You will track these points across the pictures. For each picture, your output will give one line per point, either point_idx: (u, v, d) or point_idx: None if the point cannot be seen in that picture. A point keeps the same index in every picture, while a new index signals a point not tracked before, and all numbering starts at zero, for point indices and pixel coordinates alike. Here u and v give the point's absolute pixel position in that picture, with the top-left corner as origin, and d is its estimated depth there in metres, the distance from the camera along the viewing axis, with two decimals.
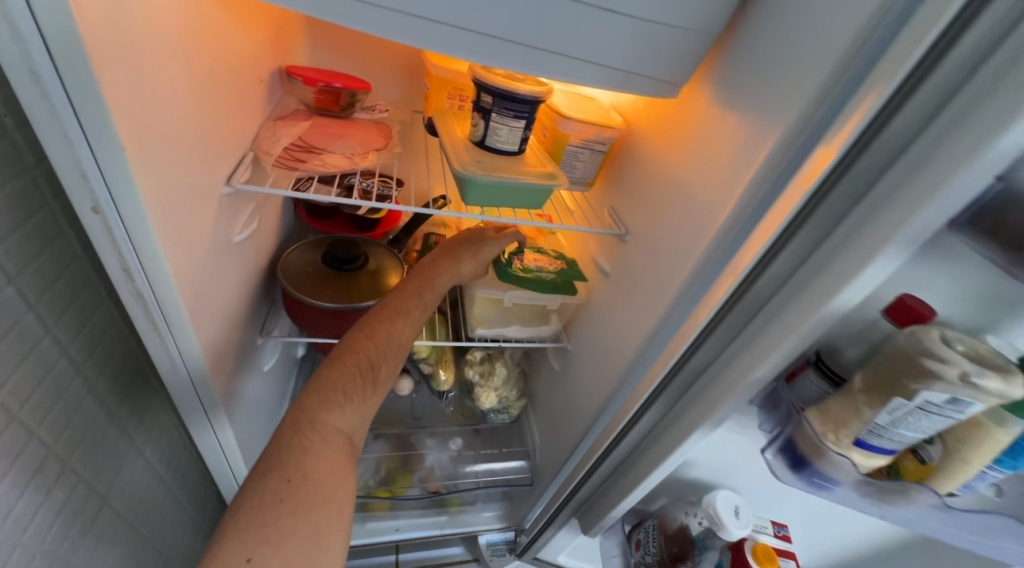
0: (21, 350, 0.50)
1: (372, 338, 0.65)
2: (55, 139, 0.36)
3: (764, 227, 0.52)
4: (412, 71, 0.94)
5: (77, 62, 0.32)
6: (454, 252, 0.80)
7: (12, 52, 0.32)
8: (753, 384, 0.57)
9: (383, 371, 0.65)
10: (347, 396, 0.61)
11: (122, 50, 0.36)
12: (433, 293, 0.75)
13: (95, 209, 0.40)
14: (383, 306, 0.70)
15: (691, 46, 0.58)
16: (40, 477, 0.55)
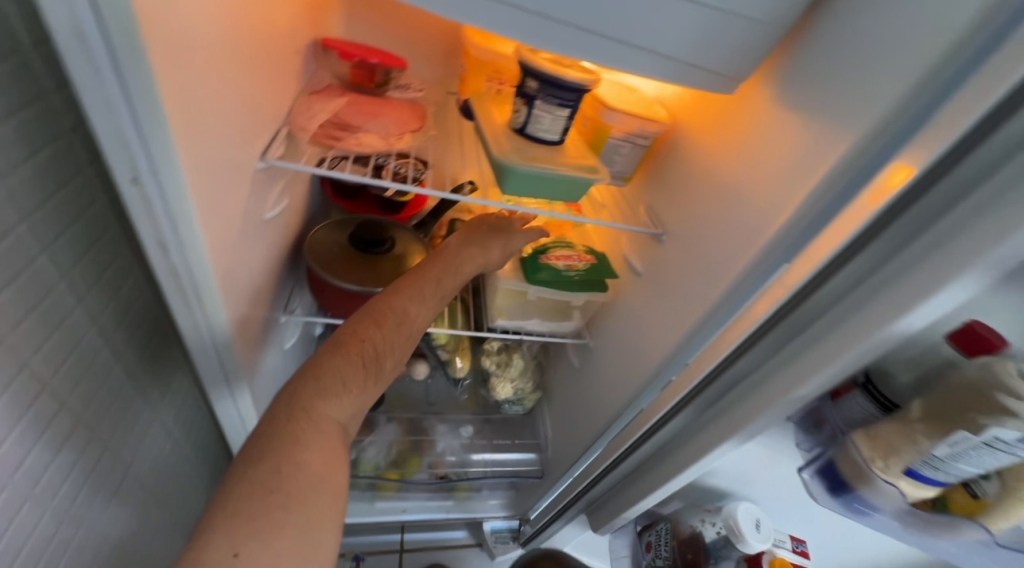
0: (55, 320, 0.50)
1: (382, 326, 0.61)
2: (98, 107, 0.34)
3: (827, 240, 0.49)
4: (450, 50, 0.90)
5: (127, 26, 0.30)
6: (476, 242, 0.76)
7: (59, 11, 0.30)
8: (794, 400, 0.56)
9: (388, 363, 0.61)
10: (348, 385, 0.56)
11: (170, 13, 0.34)
12: (449, 284, 0.71)
13: (135, 180, 0.39)
14: (398, 290, 0.65)
15: (761, 39, 0.53)
16: (70, 444, 0.55)
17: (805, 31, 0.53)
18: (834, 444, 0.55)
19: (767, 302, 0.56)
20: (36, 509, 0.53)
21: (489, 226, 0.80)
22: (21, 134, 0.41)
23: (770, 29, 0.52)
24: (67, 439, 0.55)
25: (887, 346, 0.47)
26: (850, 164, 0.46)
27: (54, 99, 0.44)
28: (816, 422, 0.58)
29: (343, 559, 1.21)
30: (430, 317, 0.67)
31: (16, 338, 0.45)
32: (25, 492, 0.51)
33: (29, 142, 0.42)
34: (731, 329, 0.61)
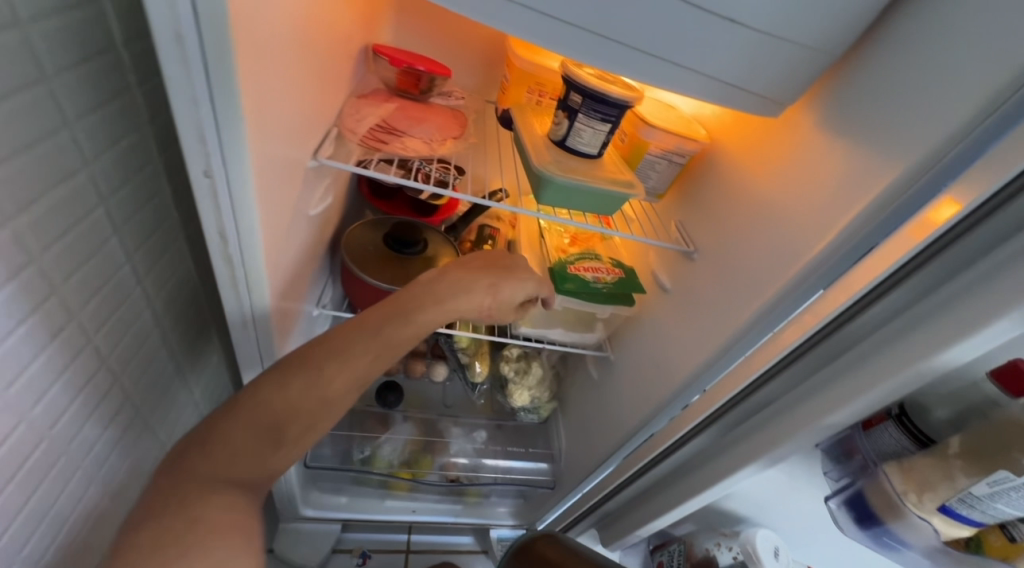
0: (117, 300, 0.54)
1: (286, 387, 0.54)
2: (183, 104, 0.36)
3: (867, 268, 0.49)
4: (491, 61, 0.93)
5: (220, 29, 0.32)
6: (438, 285, 0.65)
7: (162, 15, 0.32)
8: (825, 428, 0.55)
9: (291, 431, 0.54)
10: (237, 454, 0.51)
11: (254, 19, 0.36)
12: (390, 338, 0.59)
13: (207, 173, 0.41)
14: (322, 343, 0.58)
15: (807, 66, 0.54)
16: (105, 409, 0.57)
17: (855, 59, 0.53)
18: (865, 475, 0.54)
19: (799, 327, 0.56)
20: (77, 478, 0.57)
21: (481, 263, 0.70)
22: (101, 124, 0.44)
23: (816, 57, 0.53)
24: (116, 413, 0.60)
25: (926, 379, 0.47)
26: (895, 194, 0.46)
27: (131, 97, 0.48)
28: (848, 450, 0.57)
29: (350, 555, 1.22)
30: (358, 379, 0.57)
31: (84, 315, 0.50)
32: (74, 459, 0.55)
33: (111, 135, 0.47)
34: (760, 352, 0.61)
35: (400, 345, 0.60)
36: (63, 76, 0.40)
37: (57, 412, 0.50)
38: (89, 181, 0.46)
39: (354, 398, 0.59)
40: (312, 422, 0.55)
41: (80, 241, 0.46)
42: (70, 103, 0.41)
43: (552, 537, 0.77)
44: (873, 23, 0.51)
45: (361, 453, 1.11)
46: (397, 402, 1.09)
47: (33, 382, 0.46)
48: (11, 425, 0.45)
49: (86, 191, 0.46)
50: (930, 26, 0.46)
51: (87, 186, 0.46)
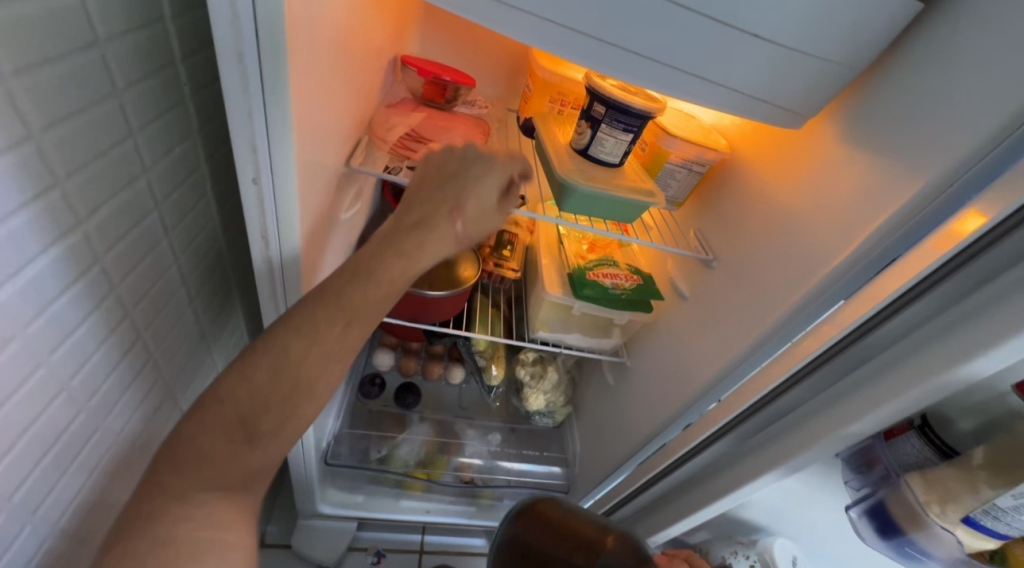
0: (163, 300, 0.57)
1: (247, 382, 0.45)
2: (238, 115, 0.39)
3: (890, 278, 0.50)
4: (514, 71, 0.95)
5: (274, 43, 0.35)
6: (401, 236, 0.51)
7: (226, 35, 0.35)
8: (846, 438, 0.55)
9: (267, 424, 0.45)
10: (205, 461, 0.44)
11: (302, 33, 0.39)
12: (352, 306, 0.47)
13: (255, 180, 0.43)
14: (283, 325, 0.46)
15: (832, 78, 0.55)
16: (148, 403, 0.61)
17: (881, 71, 0.54)
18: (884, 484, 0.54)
19: (819, 337, 0.57)
20: (119, 470, 0.60)
21: (431, 197, 0.54)
22: (155, 139, 0.48)
23: (838, 69, 0.54)
24: (157, 409, 0.63)
25: (953, 390, 0.47)
26: (918, 205, 0.47)
27: (185, 108, 0.52)
28: (871, 460, 0.57)
29: (365, 553, 1.24)
30: (332, 352, 0.47)
31: (137, 314, 0.53)
32: (121, 451, 0.58)
33: (168, 142, 0.50)
34: (781, 360, 0.62)
35: (372, 312, 0.49)
36: (130, 91, 0.43)
37: (108, 407, 0.53)
38: (148, 187, 0.49)
39: (334, 375, 0.48)
40: (295, 403, 0.46)
41: (138, 243, 0.50)
42: (135, 115, 0.45)
43: (551, 500, 0.84)
44: (898, 37, 0.52)
45: (378, 453, 1.12)
46: (414, 403, 1.12)
47: (91, 376, 0.49)
48: (73, 415, 0.48)
49: (145, 196, 0.49)
50: (954, 41, 0.46)
51: (146, 192, 0.49)
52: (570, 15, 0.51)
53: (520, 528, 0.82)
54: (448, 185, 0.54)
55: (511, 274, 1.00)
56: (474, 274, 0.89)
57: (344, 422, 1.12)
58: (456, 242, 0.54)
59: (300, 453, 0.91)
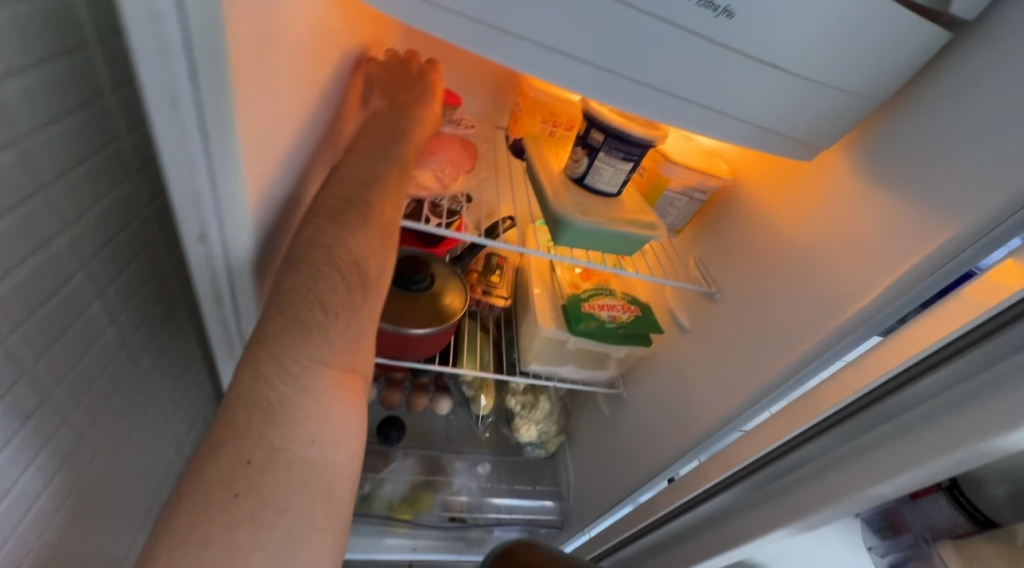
0: (99, 365, 0.50)
1: (346, 228, 0.49)
2: (177, 169, 0.35)
3: (915, 336, 0.46)
4: (502, 87, 0.89)
5: (218, 95, 0.31)
6: (400, 105, 0.61)
7: (157, 80, 0.30)
8: (870, 498, 0.51)
9: (373, 266, 0.50)
10: (327, 307, 0.46)
11: (252, 70, 0.34)
12: (398, 161, 0.57)
13: (201, 238, 0.39)
14: (342, 181, 0.52)
15: (848, 110, 0.51)
16: (87, 481, 0.53)
17: (904, 106, 0.50)
18: (913, 553, 0.53)
19: (840, 392, 0.52)
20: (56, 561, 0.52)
21: (410, 76, 0.65)
22: (77, 189, 0.42)
23: (855, 102, 0.50)
24: (103, 483, 0.56)
25: (988, 458, 0.43)
26: (951, 254, 0.44)
27: (121, 145, 0.45)
28: (897, 524, 0.56)
29: None
30: (396, 203, 0.55)
31: (60, 392, 0.45)
32: (56, 541, 0.51)
33: (97, 189, 0.44)
34: (794, 411, 0.58)
35: (409, 164, 0.58)
36: (40, 136, 0.36)
37: (27, 503, 0.45)
38: (71, 243, 0.42)
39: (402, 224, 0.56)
40: (368, 289, 0.50)
41: (57, 308, 0.43)
42: (50, 166, 0.38)
43: (529, 541, 0.82)
44: (922, 69, 0.48)
45: (361, 489, 1.06)
46: (399, 438, 1.05)
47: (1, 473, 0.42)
48: None
49: (68, 253, 0.42)
50: (993, 75, 0.43)
51: (68, 249, 0.42)
52: (567, 40, 0.45)
53: None
54: (421, 76, 0.65)
55: (500, 301, 0.94)
56: (462, 304, 0.83)
57: None
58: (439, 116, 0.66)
59: None
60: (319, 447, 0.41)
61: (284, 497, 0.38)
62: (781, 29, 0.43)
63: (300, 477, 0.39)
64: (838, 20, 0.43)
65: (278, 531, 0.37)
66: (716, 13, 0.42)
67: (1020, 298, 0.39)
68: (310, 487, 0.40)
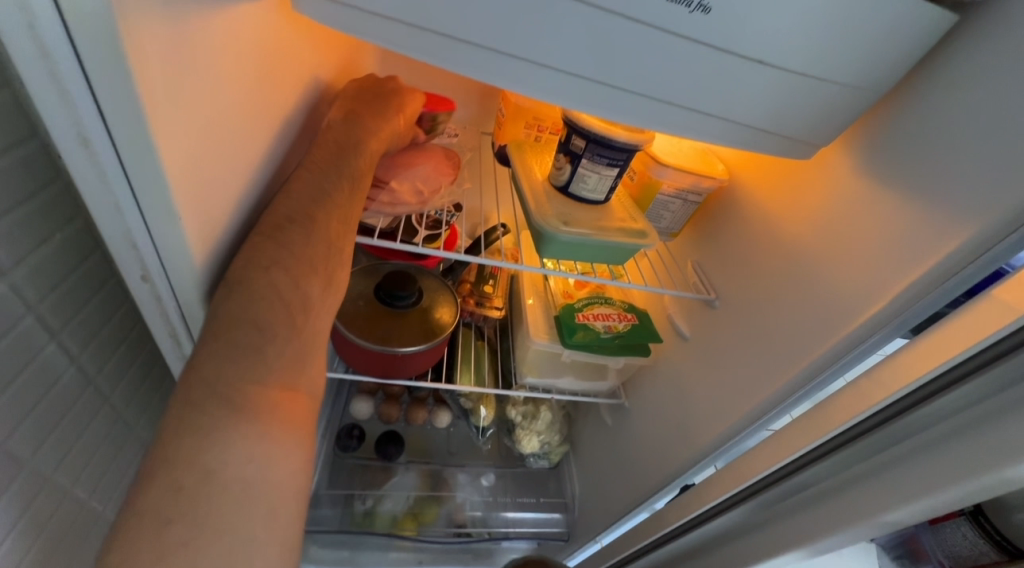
0: (63, 407, 0.48)
1: (288, 245, 0.45)
2: (106, 208, 0.36)
3: (922, 355, 0.43)
4: (487, 92, 0.86)
5: (142, 152, 0.32)
6: (357, 117, 0.59)
7: (65, 123, 0.31)
8: (886, 523, 0.48)
9: (317, 285, 0.47)
10: (267, 328, 0.42)
11: (186, 107, 0.34)
12: (350, 172, 0.53)
13: (144, 278, 0.40)
14: (286, 196, 0.48)
15: (847, 104, 0.46)
16: (55, 526, 0.51)
17: (907, 101, 0.46)
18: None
19: (853, 407, 0.49)
20: None
21: (375, 94, 0.64)
22: (23, 228, 0.40)
23: (856, 96, 0.46)
24: (78, 523, 0.54)
25: (1015, 485, 0.39)
26: (966, 261, 0.40)
27: (65, 183, 0.43)
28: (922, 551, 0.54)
29: None
30: (348, 217, 0.51)
31: (15, 440, 0.44)
32: None
33: (41, 229, 0.42)
34: (804, 427, 0.54)
35: (361, 175, 0.55)
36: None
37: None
38: (12, 290, 0.40)
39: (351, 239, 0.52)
40: (313, 309, 0.46)
41: (5, 354, 0.41)
42: None
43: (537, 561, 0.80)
44: (927, 57, 0.44)
45: (363, 504, 1.04)
46: (398, 453, 1.03)
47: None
48: None
49: (9, 300, 0.40)
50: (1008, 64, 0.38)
51: (10, 295, 0.40)
52: (533, 45, 0.42)
53: None
54: (394, 92, 0.65)
55: (494, 312, 0.91)
56: (453, 317, 0.81)
57: (322, 482, 1.03)
58: (398, 134, 0.64)
59: None
60: (258, 464, 0.38)
61: (223, 518, 0.35)
62: (767, 21, 0.39)
63: (238, 498, 0.36)
64: (830, 8, 0.39)
65: (216, 550, 0.34)
66: (693, 9, 0.39)
67: (1019, 327, 0.37)
68: (251, 505, 0.36)
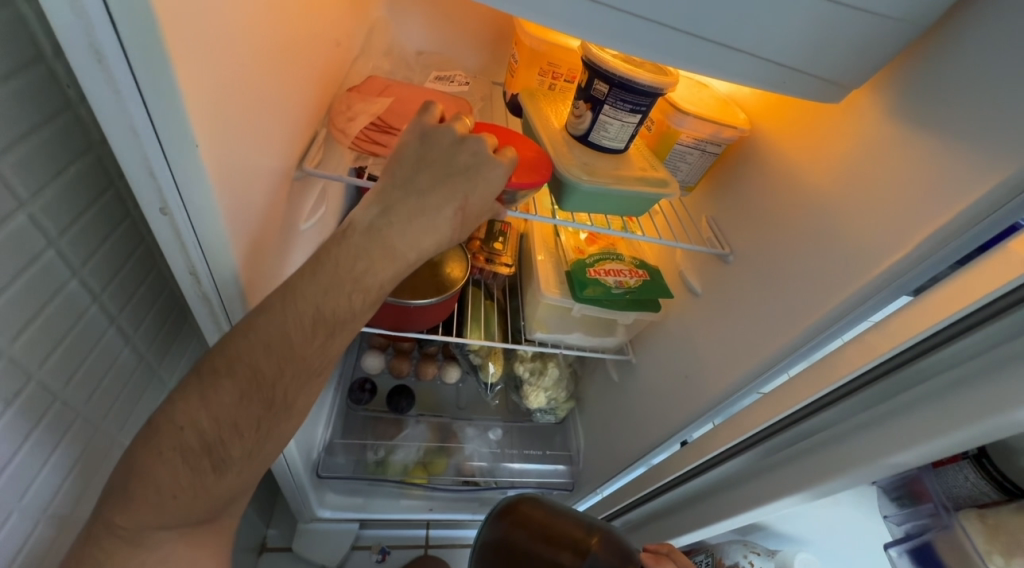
0: (87, 345, 0.49)
1: (210, 406, 0.43)
2: (121, 133, 0.35)
3: (939, 302, 0.42)
4: (499, 39, 0.86)
5: (158, 70, 0.31)
6: (383, 235, 0.47)
7: (77, 36, 0.30)
8: (890, 466, 0.49)
9: (237, 449, 0.46)
10: (166, 489, 0.43)
11: (197, 24, 0.33)
12: (333, 317, 0.46)
13: (163, 211, 0.40)
14: (245, 335, 0.44)
15: (885, 39, 0.44)
16: (85, 459, 0.53)
17: (950, 36, 0.44)
18: (934, 522, 0.53)
19: (865, 352, 0.48)
20: (70, 530, 0.54)
21: (437, 175, 0.49)
22: (40, 156, 0.40)
23: (898, 29, 0.43)
24: (107, 458, 0.56)
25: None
26: (1005, 200, 0.38)
27: (77, 113, 0.43)
28: (917, 492, 0.56)
29: (369, 552, 1.18)
30: (304, 371, 0.47)
31: (46, 372, 0.45)
32: (65, 514, 0.52)
33: (55, 161, 0.42)
34: (813, 376, 0.54)
35: (354, 318, 0.47)
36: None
37: (25, 482, 0.46)
38: (31, 221, 0.40)
39: (308, 389, 0.49)
40: (229, 469, 0.46)
41: (28, 288, 0.42)
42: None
43: (533, 497, 0.72)
44: None
45: (375, 455, 1.06)
46: (409, 406, 1.06)
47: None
48: None
49: (30, 232, 0.41)
50: None
51: (30, 227, 0.41)
52: None
53: (506, 528, 0.70)
54: (459, 184, 0.49)
55: (504, 269, 0.91)
56: (463, 273, 0.82)
57: (336, 432, 1.06)
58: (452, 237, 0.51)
59: (285, 464, 0.85)
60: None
61: None
62: None
63: None
64: None
65: None
66: None
67: (1019, 285, 0.37)
68: None
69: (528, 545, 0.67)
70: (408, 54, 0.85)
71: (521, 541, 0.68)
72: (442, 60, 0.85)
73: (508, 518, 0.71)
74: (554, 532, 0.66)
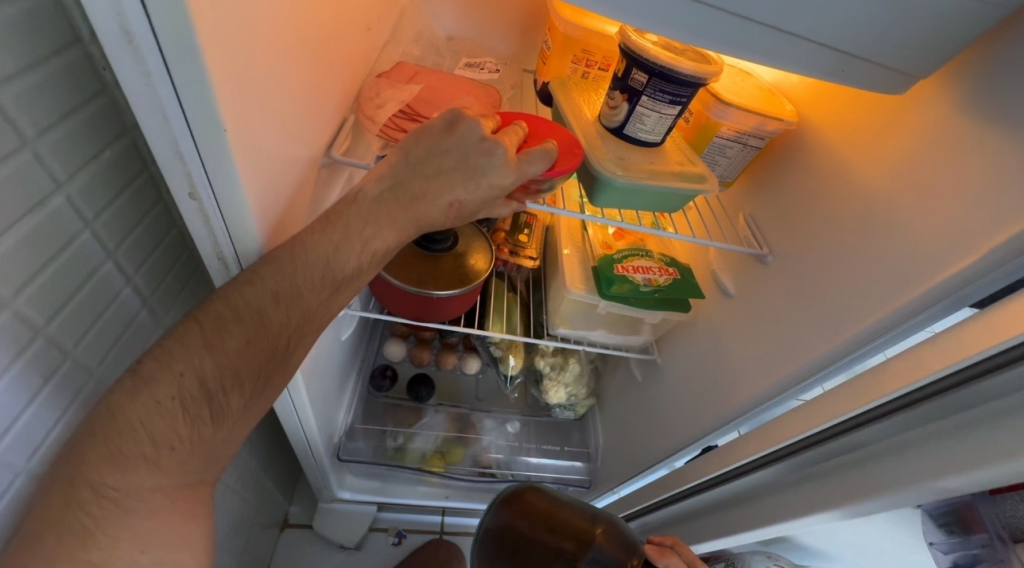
0: (120, 326, 0.51)
1: (214, 353, 0.44)
2: (152, 116, 0.35)
3: (1010, 317, 0.38)
4: (532, 24, 0.83)
5: (186, 55, 0.31)
6: (392, 205, 0.47)
7: (108, 19, 0.30)
8: (937, 491, 0.45)
9: (236, 400, 0.47)
10: (159, 440, 0.43)
11: (225, 6, 0.32)
12: (339, 273, 0.47)
13: (192, 195, 0.40)
14: (250, 283, 0.45)
15: (961, 24, 0.40)
16: None
17: None
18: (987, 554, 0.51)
19: (916, 368, 0.45)
20: None
21: (432, 166, 0.47)
22: (76, 141, 0.41)
23: (974, 10, 0.39)
24: None
25: None
26: None
27: (112, 97, 0.43)
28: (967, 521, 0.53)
29: (386, 534, 1.21)
30: (306, 322, 0.49)
31: (81, 352, 0.47)
32: None
33: (91, 145, 0.43)
34: (852, 390, 0.51)
35: (358, 276, 0.49)
36: (10, 87, 0.35)
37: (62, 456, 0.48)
38: (68, 203, 0.42)
39: (309, 341, 0.51)
40: (228, 422, 0.47)
41: (63, 271, 0.43)
42: (33, 114, 0.37)
43: (538, 487, 0.71)
44: None
45: (395, 441, 1.08)
46: (428, 395, 1.06)
47: (29, 430, 0.44)
48: (10, 477, 0.44)
49: (66, 214, 0.42)
50: None
51: (67, 210, 0.42)
52: None
53: (507, 517, 0.68)
54: (462, 173, 0.47)
55: (529, 262, 0.89)
56: (487, 265, 0.81)
57: (357, 417, 1.08)
58: (456, 211, 0.50)
59: (308, 445, 0.88)
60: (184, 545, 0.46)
61: None
62: None
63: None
64: None
65: None
66: None
67: None
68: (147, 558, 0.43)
69: (530, 535, 0.65)
70: (439, 39, 0.83)
71: (523, 531, 0.66)
72: (474, 46, 0.83)
73: (511, 506, 0.69)
74: (558, 522, 0.65)
